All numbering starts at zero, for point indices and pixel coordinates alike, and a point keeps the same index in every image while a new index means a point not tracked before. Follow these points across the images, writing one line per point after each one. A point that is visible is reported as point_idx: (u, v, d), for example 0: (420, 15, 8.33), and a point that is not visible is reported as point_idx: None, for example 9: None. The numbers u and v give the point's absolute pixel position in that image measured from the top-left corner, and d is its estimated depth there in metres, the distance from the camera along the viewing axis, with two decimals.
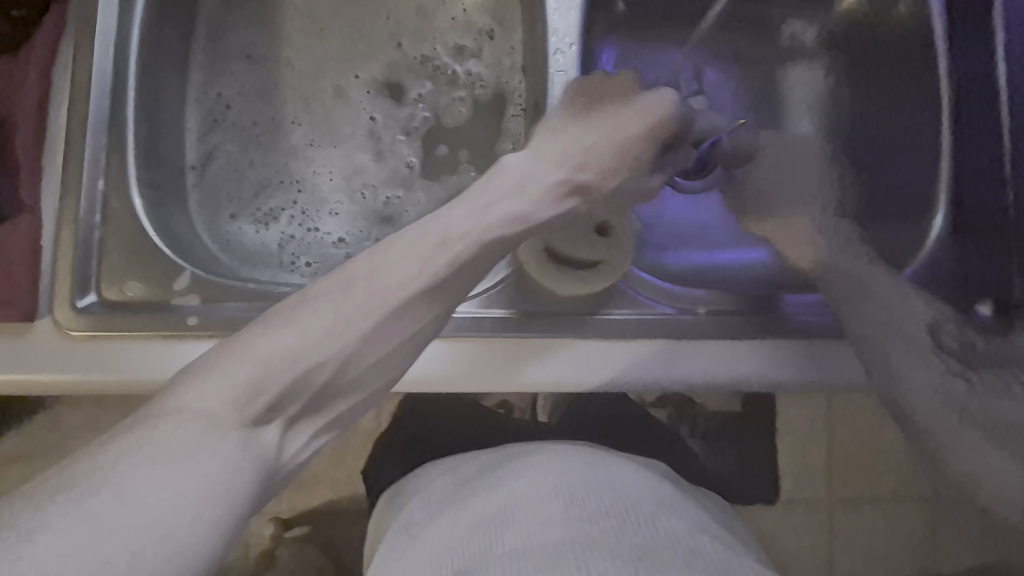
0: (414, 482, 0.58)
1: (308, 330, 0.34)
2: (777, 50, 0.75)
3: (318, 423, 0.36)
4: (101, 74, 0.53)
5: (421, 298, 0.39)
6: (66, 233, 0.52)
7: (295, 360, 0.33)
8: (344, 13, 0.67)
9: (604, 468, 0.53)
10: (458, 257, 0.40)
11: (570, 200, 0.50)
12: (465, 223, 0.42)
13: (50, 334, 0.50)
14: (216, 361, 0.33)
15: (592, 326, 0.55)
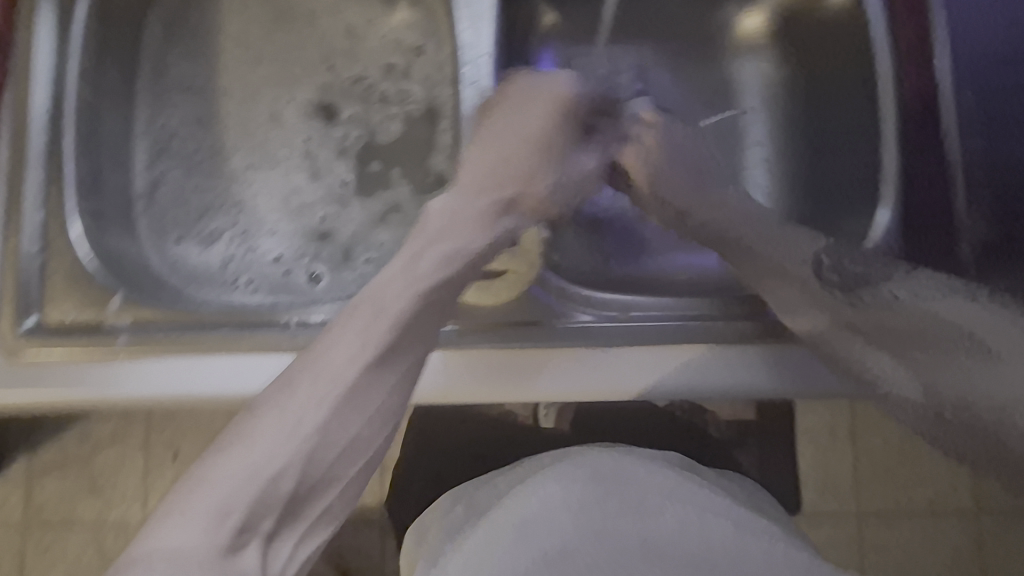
0: (432, 515, 0.60)
1: (263, 442, 0.33)
2: (721, 45, 0.74)
3: (300, 529, 0.34)
4: (38, 116, 0.57)
5: (371, 376, 0.36)
6: (9, 263, 0.55)
7: (263, 476, 0.32)
8: (277, 39, 0.69)
9: (602, 472, 0.53)
10: (399, 318, 0.38)
11: (503, 222, 0.48)
12: (400, 277, 0.40)
13: (1, 358, 0.54)
14: (181, 497, 0.32)
15: (508, 336, 0.53)
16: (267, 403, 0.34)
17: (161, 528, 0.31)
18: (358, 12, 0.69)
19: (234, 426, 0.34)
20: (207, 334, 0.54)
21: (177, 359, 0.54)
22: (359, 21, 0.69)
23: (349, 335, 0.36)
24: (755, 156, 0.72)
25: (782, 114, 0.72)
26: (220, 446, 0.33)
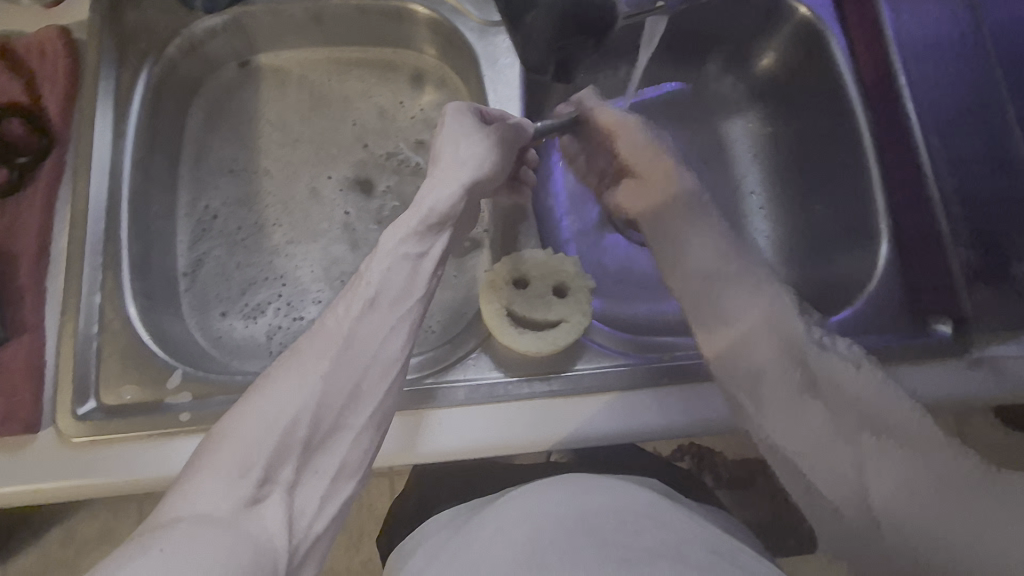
0: (419, 534, 0.63)
1: (281, 392, 0.41)
2: (714, 109, 0.83)
3: (317, 461, 0.41)
4: (97, 203, 0.60)
5: (361, 377, 0.43)
6: (66, 346, 0.56)
7: (282, 427, 0.40)
8: (314, 123, 0.75)
9: (593, 486, 0.58)
10: (375, 328, 0.44)
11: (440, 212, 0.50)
12: (371, 294, 0.46)
13: (56, 445, 0.53)
14: (207, 455, 0.39)
15: (563, 385, 0.57)
16: (277, 372, 0.42)
17: (198, 477, 0.38)
18: (388, 95, 0.76)
19: (255, 388, 0.42)
20: None
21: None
22: (389, 104, 0.76)
23: (355, 296, 0.45)
24: (754, 204, 0.79)
25: (773, 164, 0.80)
26: (238, 421, 0.40)
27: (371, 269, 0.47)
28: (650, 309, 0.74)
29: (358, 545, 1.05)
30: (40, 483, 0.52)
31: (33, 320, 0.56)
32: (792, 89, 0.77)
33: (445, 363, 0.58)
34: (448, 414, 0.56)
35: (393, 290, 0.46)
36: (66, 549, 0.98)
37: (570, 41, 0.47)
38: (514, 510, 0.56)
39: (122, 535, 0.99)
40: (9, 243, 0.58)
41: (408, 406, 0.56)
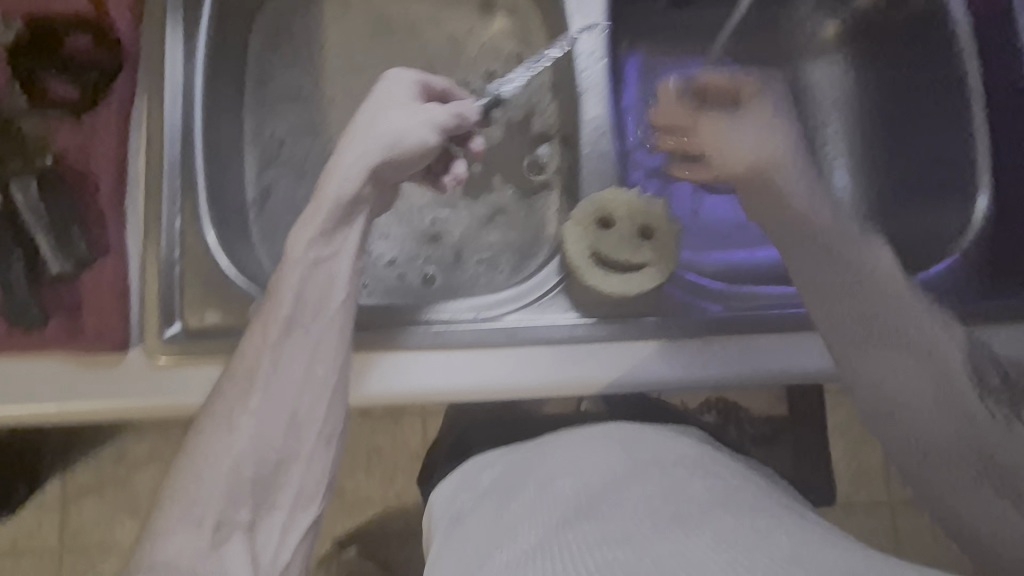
0: (469, 469, 0.66)
1: (290, 344, 0.49)
2: (797, 49, 0.76)
3: (280, 496, 0.46)
4: (172, 124, 0.58)
5: (262, 427, 0.47)
6: (150, 269, 0.56)
7: (289, 367, 0.48)
8: (380, 50, 0.71)
9: (642, 442, 0.58)
10: (271, 376, 0.48)
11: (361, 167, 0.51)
12: (278, 309, 0.49)
13: (144, 364, 0.55)
14: (198, 473, 0.45)
15: (640, 328, 0.57)
16: (267, 320, 0.49)
17: (236, 412, 0.46)
18: (458, 21, 0.72)
19: (257, 336, 0.48)
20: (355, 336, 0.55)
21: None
22: (459, 31, 0.72)
23: (299, 258, 0.50)
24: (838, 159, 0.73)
25: (858, 112, 0.75)
26: (256, 369, 0.48)
27: (300, 237, 0.50)
28: (718, 258, 0.69)
29: (392, 478, 1.04)
30: (131, 399, 0.54)
31: (115, 243, 0.56)
32: (888, 25, 0.72)
33: (519, 301, 0.59)
34: (495, 353, 0.55)
35: (310, 298, 0.50)
36: (120, 466, 1.03)
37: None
38: (558, 460, 0.56)
39: (171, 455, 1.03)
40: (85, 164, 0.57)
41: (388, 349, 0.55)
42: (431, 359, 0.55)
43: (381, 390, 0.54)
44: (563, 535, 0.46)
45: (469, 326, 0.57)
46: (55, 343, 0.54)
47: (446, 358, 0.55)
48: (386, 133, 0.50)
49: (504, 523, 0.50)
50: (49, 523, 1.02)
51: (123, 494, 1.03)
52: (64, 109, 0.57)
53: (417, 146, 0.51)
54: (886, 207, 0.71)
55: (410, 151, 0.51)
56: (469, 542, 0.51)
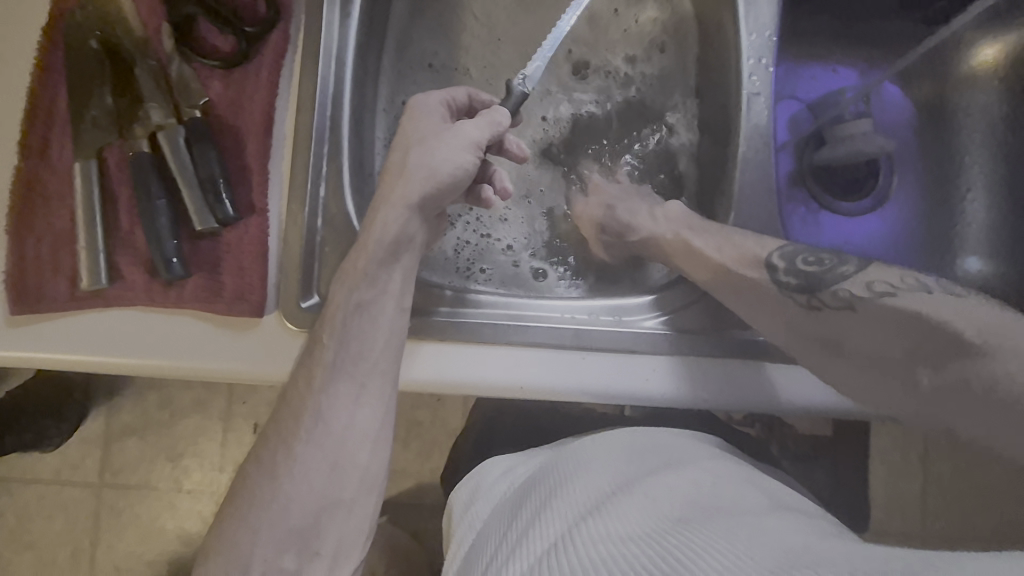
0: (476, 475, 0.63)
1: (362, 331, 0.49)
2: (952, 76, 0.74)
3: (348, 486, 0.47)
4: (325, 88, 0.57)
5: (333, 414, 0.47)
6: (293, 236, 0.55)
7: (359, 355, 0.48)
8: (521, 28, 0.69)
9: (662, 448, 0.55)
10: (340, 356, 0.48)
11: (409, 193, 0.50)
12: (360, 289, 0.49)
13: (278, 332, 0.54)
14: (274, 467, 0.46)
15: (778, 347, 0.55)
16: (336, 307, 0.49)
17: (310, 398, 0.47)
18: (605, 10, 0.71)
19: (328, 324, 0.49)
20: (495, 324, 0.55)
21: (452, 348, 0.54)
22: (606, 20, 0.71)
23: (370, 248, 0.50)
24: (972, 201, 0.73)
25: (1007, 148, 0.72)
26: (326, 352, 0.48)
27: (378, 224, 0.50)
28: None
29: (429, 452, 1.03)
30: (256, 365, 0.54)
31: (260, 203, 0.55)
32: None
33: (657, 309, 0.58)
34: (628, 360, 0.55)
35: (387, 250, 0.50)
36: (165, 412, 1.02)
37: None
38: (573, 463, 0.54)
39: (216, 407, 1.03)
40: (233, 118, 0.56)
41: (449, 338, 0.54)
42: (550, 360, 0.54)
43: (513, 386, 0.54)
44: (571, 530, 0.44)
45: (608, 329, 0.55)
46: (194, 301, 0.54)
47: (552, 364, 0.54)
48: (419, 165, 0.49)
49: (520, 518, 0.48)
50: (89, 460, 1.02)
51: (166, 440, 1.02)
52: (215, 61, 0.57)
53: (447, 178, 0.50)
54: (1008, 247, 0.71)
55: (452, 183, 0.51)
56: (486, 548, 0.48)
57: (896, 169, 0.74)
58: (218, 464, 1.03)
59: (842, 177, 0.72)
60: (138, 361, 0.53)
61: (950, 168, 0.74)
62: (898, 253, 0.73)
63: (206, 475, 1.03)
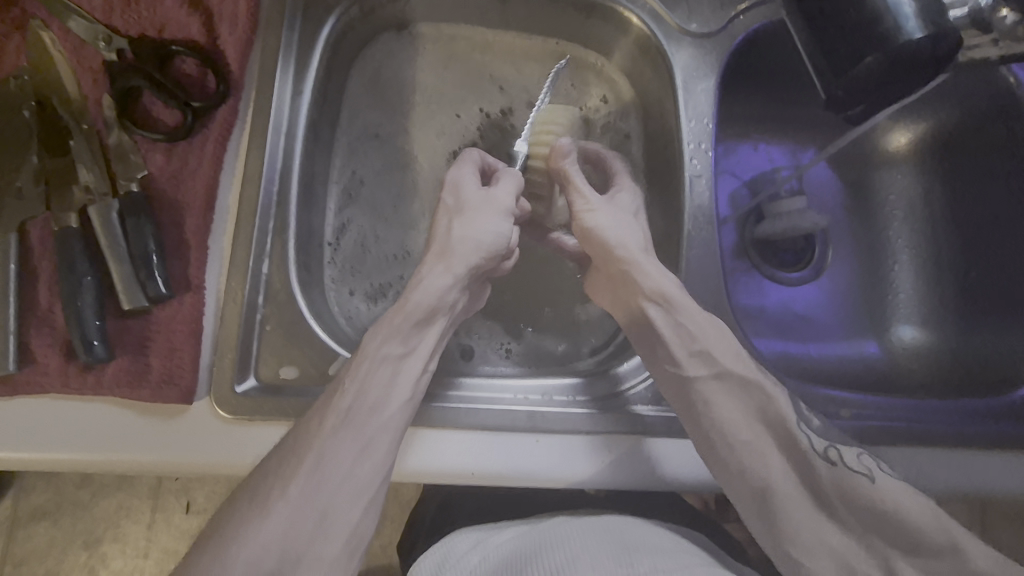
0: (448, 544, 0.60)
1: (383, 387, 0.47)
2: (872, 157, 0.80)
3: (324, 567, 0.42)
4: (272, 162, 0.56)
5: (332, 468, 0.43)
6: (231, 314, 0.52)
7: (376, 407, 0.46)
8: (474, 104, 0.71)
9: (643, 544, 0.54)
10: (358, 397, 0.46)
11: (456, 263, 0.52)
12: (394, 343, 0.49)
13: (209, 419, 0.50)
14: (247, 528, 0.41)
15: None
16: (363, 357, 0.48)
17: (315, 443, 0.44)
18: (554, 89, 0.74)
19: (350, 373, 0.47)
20: (450, 406, 0.53)
21: (441, 433, 0.52)
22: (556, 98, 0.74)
23: (407, 309, 0.50)
24: (903, 274, 0.77)
25: (925, 224, 0.77)
26: (339, 406, 0.45)
27: (419, 287, 0.51)
28: (778, 345, 0.71)
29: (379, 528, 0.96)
30: (182, 456, 0.49)
31: (196, 278, 0.53)
32: (964, 145, 0.72)
33: (615, 387, 0.56)
34: (584, 441, 0.53)
35: (423, 312, 0.50)
36: (83, 492, 0.92)
37: (886, 89, 0.41)
38: (561, 551, 0.52)
39: (143, 485, 0.93)
40: (173, 191, 0.54)
41: (443, 419, 0.53)
42: (505, 443, 0.52)
43: (464, 470, 0.52)
44: None
45: (563, 409, 0.54)
46: (114, 386, 0.49)
47: (509, 446, 0.52)
48: (465, 236, 0.52)
49: None
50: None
51: (81, 524, 0.91)
52: (158, 134, 0.55)
53: (489, 246, 0.53)
54: (939, 314, 0.74)
55: (494, 251, 0.54)
56: None
57: (830, 243, 0.79)
58: (141, 550, 0.92)
59: (781, 251, 0.76)
60: (43, 455, 0.48)
61: (879, 241, 0.79)
62: (842, 323, 0.75)
63: (125, 564, 0.91)
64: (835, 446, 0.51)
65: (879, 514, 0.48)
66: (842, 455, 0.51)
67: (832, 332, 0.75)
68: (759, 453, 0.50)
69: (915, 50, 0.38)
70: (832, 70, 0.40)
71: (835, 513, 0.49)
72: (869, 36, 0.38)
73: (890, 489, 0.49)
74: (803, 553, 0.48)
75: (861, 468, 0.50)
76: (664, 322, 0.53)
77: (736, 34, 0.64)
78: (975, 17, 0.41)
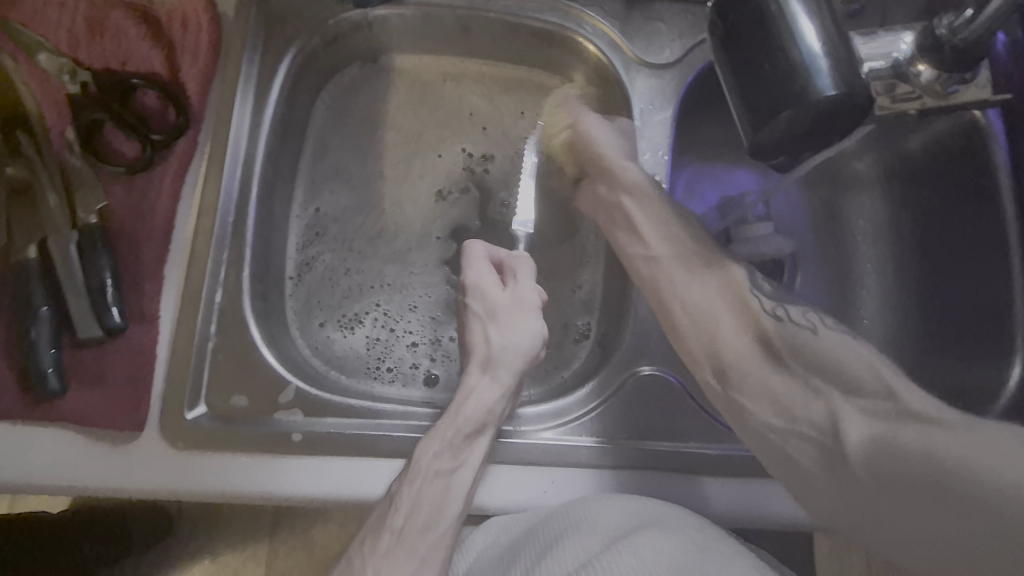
0: None
1: (436, 503, 0.50)
2: (841, 183, 0.80)
3: None
4: (228, 194, 0.57)
5: (405, 570, 0.48)
6: (184, 344, 0.54)
7: (428, 522, 0.49)
8: (440, 129, 0.72)
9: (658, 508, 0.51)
10: (412, 501, 0.49)
11: (507, 375, 0.56)
12: (442, 456, 0.51)
13: (161, 447, 0.52)
14: None
15: (668, 457, 0.56)
16: (417, 473, 0.50)
17: (373, 559, 0.48)
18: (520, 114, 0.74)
19: (403, 488, 0.50)
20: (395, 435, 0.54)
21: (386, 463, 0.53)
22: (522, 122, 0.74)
23: (458, 423, 0.52)
24: (868, 304, 0.77)
25: (892, 255, 0.76)
26: (400, 522, 0.49)
27: (469, 401, 0.54)
28: None
29: None
30: (133, 481, 0.51)
31: (151, 309, 0.54)
32: (920, 176, 0.72)
33: (558, 419, 0.57)
34: (526, 471, 0.54)
35: (469, 426, 0.53)
36: None
37: (808, 140, 0.41)
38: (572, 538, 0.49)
39: None
40: (131, 223, 0.56)
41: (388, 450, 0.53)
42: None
43: None
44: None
45: (509, 440, 0.55)
46: (68, 414, 0.51)
47: None
48: (506, 346, 0.56)
49: None
50: None
51: None
52: (120, 166, 0.57)
53: (530, 350, 0.57)
54: (902, 345, 0.73)
55: (533, 354, 0.58)
56: None
57: (799, 267, 0.78)
58: None
59: (754, 274, 0.75)
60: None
61: (850, 267, 0.78)
62: None
63: None
64: (790, 310, 0.56)
65: (804, 349, 0.53)
66: (790, 313, 0.55)
67: None
68: (716, 323, 0.55)
69: (831, 103, 0.38)
70: (752, 121, 0.41)
71: (775, 356, 0.53)
72: (784, 89, 0.38)
73: (839, 348, 0.52)
74: (749, 399, 0.53)
75: (810, 325, 0.54)
76: (636, 209, 0.61)
77: (695, 65, 0.65)
78: (894, 70, 0.42)
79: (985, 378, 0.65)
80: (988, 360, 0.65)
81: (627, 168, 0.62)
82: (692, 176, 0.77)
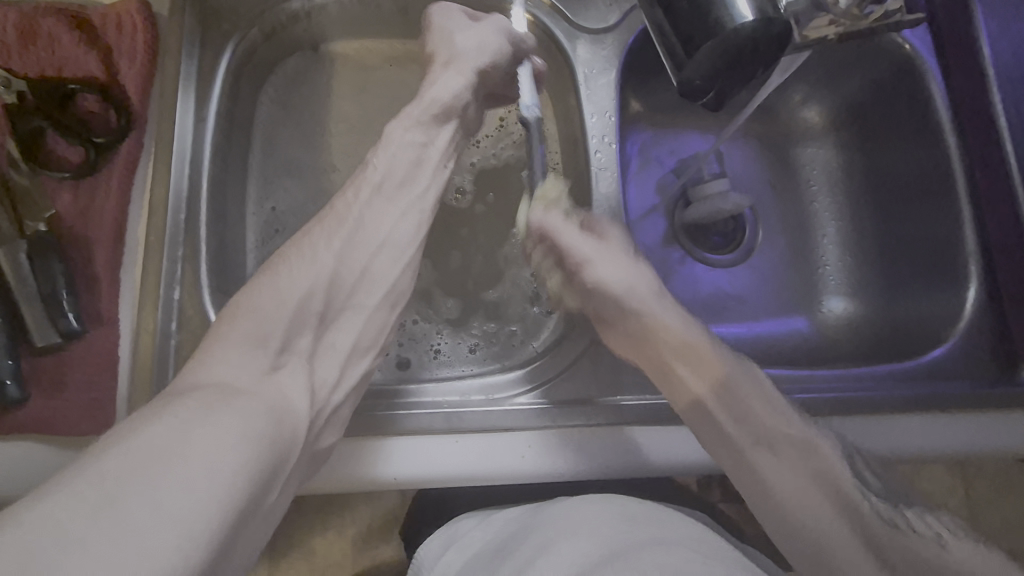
0: (449, 530, 0.59)
1: (303, 292, 0.45)
2: (789, 133, 0.80)
3: None
4: (177, 191, 0.57)
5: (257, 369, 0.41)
6: (144, 343, 0.53)
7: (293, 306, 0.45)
8: (390, 112, 0.72)
9: (642, 516, 0.52)
10: (283, 283, 0.45)
11: (403, 185, 0.53)
12: (328, 253, 0.48)
13: None
14: None
15: (641, 411, 0.56)
16: (294, 256, 0.47)
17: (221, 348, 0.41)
18: None
19: (277, 267, 0.46)
20: (372, 417, 0.54)
21: (363, 445, 0.53)
22: None
23: (337, 216, 0.50)
24: (830, 250, 0.77)
25: (847, 198, 0.77)
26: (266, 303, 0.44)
27: (350, 205, 0.51)
28: (723, 331, 0.72)
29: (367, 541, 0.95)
30: None
31: (109, 312, 0.54)
32: (866, 118, 0.74)
33: (528, 385, 0.57)
34: (502, 437, 0.54)
35: (357, 228, 0.50)
36: None
37: (732, 75, 0.42)
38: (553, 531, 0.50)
39: None
40: (82, 228, 0.56)
41: (360, 434, 0.53)
42: (426, 446, 0.53)
43: (387, 478, 0.52)
44: None
45: (478, 410, 0.55)
46: (31, 424, 0.50)
47: (431, 452, 0.53)
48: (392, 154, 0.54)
49: None
50: None
51: None
52: (64, 172, 0.57)
53: (405, 158, 0.54)
54: (865, 286, 0.74)
55: (398, 174, 0.54)
56: None
57: (758, 222, 0.79)
58: None
59: (713, 230, 0.76)
60: None
61: (807, 217, 0.79)
62: (773, 301, 0.75)
63: None
64: (900, 510, 0.43)
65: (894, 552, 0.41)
66: (908, 518, 0.43)
67: (766, 311, 0.75)
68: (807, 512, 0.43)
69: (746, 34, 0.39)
70: (677, 60, 0.42)
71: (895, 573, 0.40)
72: (701, 26, 0.40)
73: (963, 553, 0.40)
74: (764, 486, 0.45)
75: (931, 533, 0.42)
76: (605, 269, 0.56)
77: (633, 27, 0.65)
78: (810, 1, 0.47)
79: (943, 307, 0.66)
80: (945, 289, 0.66)
81: (610, 265, 0.56)
82: (648, 142, 0.78)
